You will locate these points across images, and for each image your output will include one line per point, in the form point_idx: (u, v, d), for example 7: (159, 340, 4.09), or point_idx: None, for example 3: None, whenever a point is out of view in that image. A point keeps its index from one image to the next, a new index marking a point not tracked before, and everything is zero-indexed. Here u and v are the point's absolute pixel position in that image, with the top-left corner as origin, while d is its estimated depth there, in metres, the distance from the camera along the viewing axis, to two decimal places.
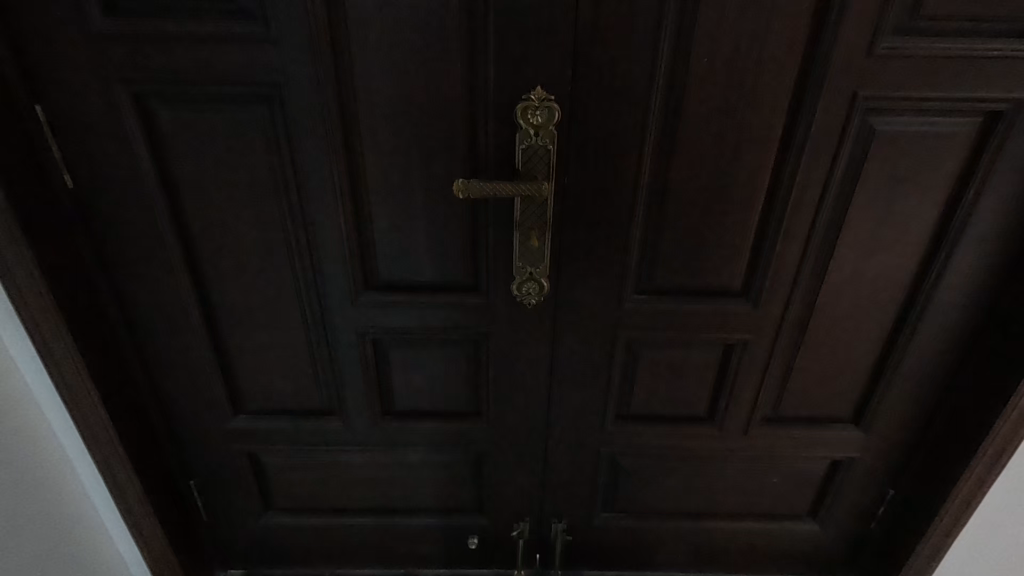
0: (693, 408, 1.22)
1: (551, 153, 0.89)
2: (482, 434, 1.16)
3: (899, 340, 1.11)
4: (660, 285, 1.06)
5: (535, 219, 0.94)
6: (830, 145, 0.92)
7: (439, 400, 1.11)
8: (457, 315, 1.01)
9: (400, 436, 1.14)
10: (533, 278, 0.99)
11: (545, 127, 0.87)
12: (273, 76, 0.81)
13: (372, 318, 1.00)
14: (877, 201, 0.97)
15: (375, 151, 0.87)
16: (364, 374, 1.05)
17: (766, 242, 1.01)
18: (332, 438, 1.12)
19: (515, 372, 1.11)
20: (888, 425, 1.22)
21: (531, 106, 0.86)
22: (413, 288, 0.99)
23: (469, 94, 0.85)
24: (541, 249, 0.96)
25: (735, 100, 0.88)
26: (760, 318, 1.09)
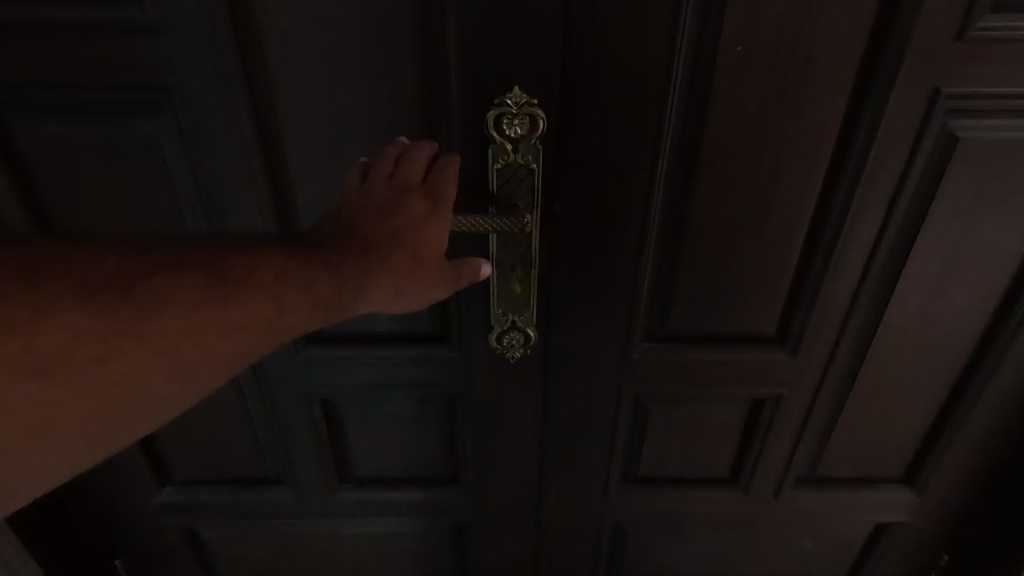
0: (713, 472, 0.99)
1: (534, 174, 0.68)
2: (458, 496, 1.00)
3: (969, 391, 0.89)
4: (675, 332, 0.83)
5: (516, 257, 0.74)
6: (899, 156, 0.70)
7: (404, 465, 0.96)
8: (418, 374, 0.85)
9: (361, 506, 1.00)
10: (518, 328, 0.79)
11: (527, 142, 0.66)
12: (158, 79, 0.63)
13: (317, 380, 0.86)
14: (956, 225, 0.75)
15: (306, 171, 0.69)
16: (313, 432, 0.91)
17: (809, 278, 0.79)
18: (282, 503, 0.99)
19: (494, 430, 0.92)
20: (945, 486, 1.01)
21: (509, 113, 0.65)
22: (368, 338, 0.83)
23: (419, 100, 0.65)
24: (528, 293, 0.76)
25: (774, 100, 0.67)
26: (798, 369, 0.87)
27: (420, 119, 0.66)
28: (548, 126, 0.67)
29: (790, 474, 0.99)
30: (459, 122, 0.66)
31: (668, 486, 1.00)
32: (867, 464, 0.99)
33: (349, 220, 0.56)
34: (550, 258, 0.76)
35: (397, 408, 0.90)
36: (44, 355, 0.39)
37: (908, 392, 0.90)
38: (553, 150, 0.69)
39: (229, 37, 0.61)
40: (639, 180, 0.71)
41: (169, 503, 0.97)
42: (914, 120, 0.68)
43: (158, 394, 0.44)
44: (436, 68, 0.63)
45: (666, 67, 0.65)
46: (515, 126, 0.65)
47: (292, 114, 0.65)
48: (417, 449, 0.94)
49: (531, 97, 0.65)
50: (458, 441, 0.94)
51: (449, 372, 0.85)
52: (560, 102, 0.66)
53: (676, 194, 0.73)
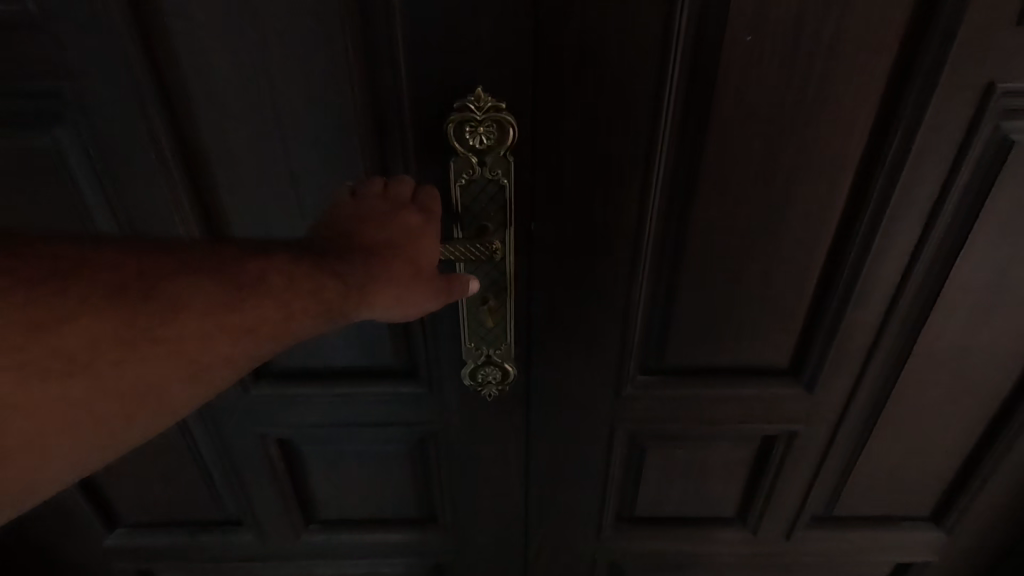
0: (718, 510, 0.89)
1: (506, 191, 0.58)
2: (435, 539, 0.91)
3: (1013, 428, 0.78)
4: (673, 364, 0.73)
5: (488, 284, 0.64)
6: (938, 164, 0.59)
7: (375, 506, 0.88)
8: (385, 412, 0.76)
9: (331, 549, 0.92)
10: (495, 362, 0.69)
11: (495, 153, 0.57)
12: (56, 84, 0.53)
13: (272, 419, 0.76)
14: (1004, 244, 0.64)
15: (242, 190, 0.60)
16: (272, 474, 0.82)
17: (830, 303, 0.68)
18: (245, 547, 0.91)
19: (472, 470, 0.82)
20: (979, 526, 0.90)
21: (472, 120, 0.55)
22: (325, 376, 0.73)
23: (366, 106, 0.55)
24: (504, 324, 0.66)
25: (792, 101, 0.56)
26: (815, 404, 0.76)
27: (369, 127, 0.56)
28: (521, 134, 0.57)
29: (804, 515, 0.89)
30: (415, 131, 0.57)
31: (668, 528, 0.91)
32: (890, 504, 0.89)
33: (343, 224, 0.50)
34: (529, 284, 0.67)
35: (364, 448, 0.81)
36: (62, 351, 0.36)
37: (940, 428, 0.80)
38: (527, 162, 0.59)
39: (134, 35, 0.51)
40: (630, 196, 0.61)
41: (121, 548, 0.89)
42: (959, 122, 0.57)
43: (166, 392, 0.41)
44: (385, 69, 0.54)
45: (660, 63, 0.54)
46: (480, 135, 0.55)
47: (219, 124, 0.56)
48: (389, 490, 0.86)
49: (499, 100, 0.55)
50: (433, 481, 0.85)
51: (419, 410, 0.76)
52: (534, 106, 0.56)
53: (673, 211, 0.63)
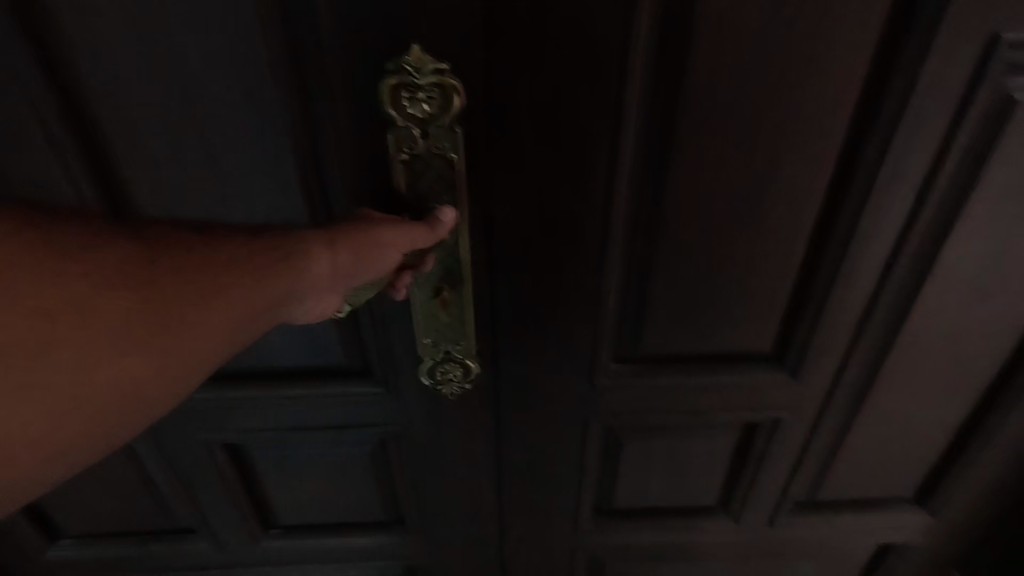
0: (700, 499, 0.85)
1: (455, 166, 0.52)
2: (405, 543, 0.87)
3: (1002, 408, 0.74)
4: (649, 351, 0.68)
5: (441, 274, 0.58)
6: (934, 132, 0.54)
7: (340, 508, 0.83)
8: (339, 414, 0.70)
9: (295, 554, 0.87)
10: (453, 359, 0.63)
11: (438, 123, 0.49)
12: None
13: (216, 425, 0.70)
14: (1004, 216, 0.59)
15: (157, 174, 0.53)
16: (222, 482, 0.77)
17: (816, 282, 0.63)
18: (200, 557, 0.86)
19: (440, 471, 0.77)
20: (965, 505, 0.87)
21: (411, 84, 0.48)
22: (270, 376, 0.67)
23: (287, 72, 0.48)
24: (461, 317, 0.61)
25: (776, 61, 0.50)
26: (800, 388, 0.72)
27: (294, 96, 0.50)
28: (469, 101, 0.51)
29: (787, 501, 0.86)
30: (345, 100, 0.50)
31: (649, 518, 0.87)
32: (874, 487, 0.86)
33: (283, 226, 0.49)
34: (490, 269, 0.60)
35: (321, 450, 0.75)
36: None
37: (928, 409, 0.76)
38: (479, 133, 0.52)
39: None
40: (598, 170, 0.55)
41: (65, 560, 0.84)
42: (957, 82, 0.51)
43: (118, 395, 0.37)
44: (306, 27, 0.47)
45: (627, 16, 0.47)
46: (420, 102, 0.48)
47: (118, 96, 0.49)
48: (353, 492, 0.80)
49: (443, 62, 0.48)
50: (398, 482, 0.80)
51: (376, 411, 0.71)
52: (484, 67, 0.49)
53: (645, 187, 0.57)
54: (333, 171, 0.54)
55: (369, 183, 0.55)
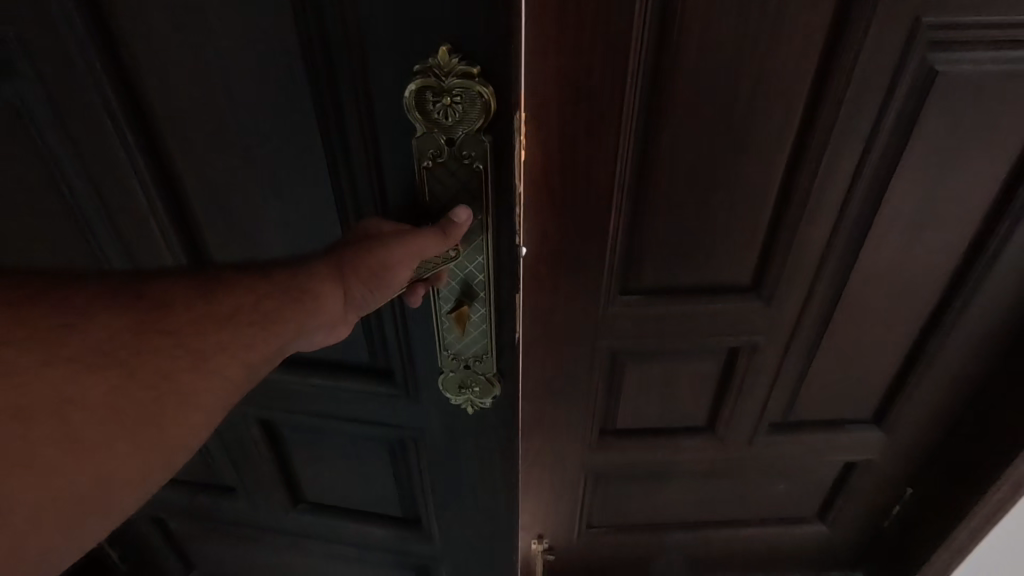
0: (690, 419, 1.00)
1: (481, 171, 0.52)
2: (412, 528, 0.97)
3: (940, 333, 0.90)
4: (648, 283, 0.82)
5: (461, 287, 0.61)
6: (876, 96, 0.68)
7: (361, 495, 0.97)
8: (362, 410, 0.82)
9: (321, 523, 1.02)
10: (472, 370, 0.69)
11: (465, 128, 0.50)
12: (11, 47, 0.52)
13: (260, 406, 0.87)
14: (933, 163, 0.73)
15: (212, 160, 0.58)
16: (267, 451, 0.94)
17: (786, 222, 0.77)
18: (249, 515, 1.05)
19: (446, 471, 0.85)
20: (913, 422, 1.03)
21: (438, 88, 0.48)
22: (302, 372, 0.80)
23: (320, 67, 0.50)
24: (478, 334, 0.64)
25: (750, 35, 0.63)
26: (773, 316, 0.86)
27: (323, 91, 0.51)
28: (497, 108, 0.49)
29: (764, 421, 1.01)
30: (372, 108, 0.51)
31: (647, 437, 1.02)
32: (837, 409, 1.01)
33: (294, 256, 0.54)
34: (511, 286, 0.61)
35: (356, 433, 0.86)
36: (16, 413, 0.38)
37: (880, 336, 0.91)
38: (502, 144, 0.52)
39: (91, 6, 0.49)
40: (610, 130, 0.69)
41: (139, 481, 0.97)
42: (891, 56, 0.65)
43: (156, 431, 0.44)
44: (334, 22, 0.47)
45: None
46: (446, 107, 0.49)
47: (180, 102, 0.54)
48: (373, 484, 0.94)
49: (467, 65, 0.47)
50: (409, 480, 0.91)
51: (389, 411, 0.81)
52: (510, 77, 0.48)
53: (647, 141, 0.71)
54: (360, 173, 0.55)
55: (394, 190, 0.55)
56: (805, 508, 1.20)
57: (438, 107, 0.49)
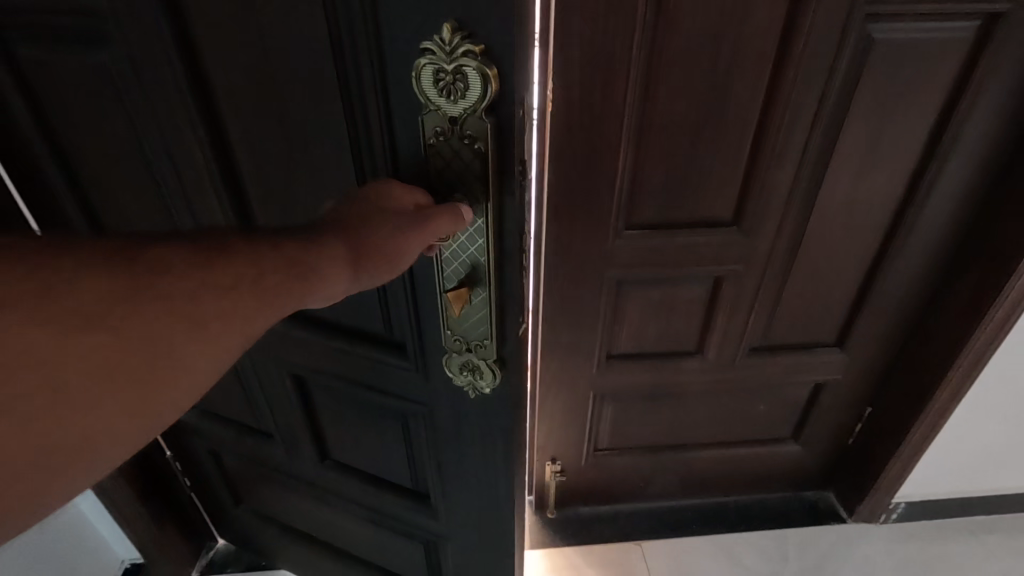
0: (682, 343, 1.18)
1: (481, 151, 0.53)
2: (416, 504, 0.98)
3: (886, 262, 1.08)
4: (649, 219, 1.00)
5: (463, 268, 0.61)
6: (825, 59, 0.86)
7: (378, 463, 0.98)
8: (379, 378, 0.83)
9: (337, 484, 1.05)
10: (474, 354, 0.69)
11: (467, 108, 0.51)
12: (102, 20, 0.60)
13: (290, 360, 0.91)
14: (874, 115, 0.92)
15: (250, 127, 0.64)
16: (292, 407, 0.98)
17: (759, 165, 0.95)
18: (275, 464, 1.11)
19: (450, 454, 0.85)
20: (868, 344, 1.22)
21: (442, 66, 0.49)
22: (331, 329, 0.82)
23: (344, 48, 0.54)
24: (481, 317, 0.63)
25: (729, 9, 0.82)
26: (750, 247, 1.04)
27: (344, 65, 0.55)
28: (499, 88, 0.50)
29: (745, 344, 1.19)
30: (387, 87, 0.54)
31: (647, 359, 1.19)
32: (807, 334, 1.20)
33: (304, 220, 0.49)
34: (511, 270, 0.61)
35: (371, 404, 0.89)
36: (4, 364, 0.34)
37: (840, 266, 1.10)
38: (501, 125, 0.52)
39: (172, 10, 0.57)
40: (617, 85, 0.86)
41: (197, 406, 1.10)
42: (836, 26, 0.83)
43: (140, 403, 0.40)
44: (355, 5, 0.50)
45: None
46: (451, 85, 0.50)
47: (230, 76, 0.60)
48: (385, 455, 0.95)
49: (469, 45, 0.48)
50: (419, 455, 0.91)
51: (405, 382, 0.81)
52: (510, 58, 0.49)
53: (648, 95, 0.88)
54: (377, 145, 0.58)
55: (405, 164, 0.58)
56: (781, 429, 1.38)
57: (443, 86, 0.51)
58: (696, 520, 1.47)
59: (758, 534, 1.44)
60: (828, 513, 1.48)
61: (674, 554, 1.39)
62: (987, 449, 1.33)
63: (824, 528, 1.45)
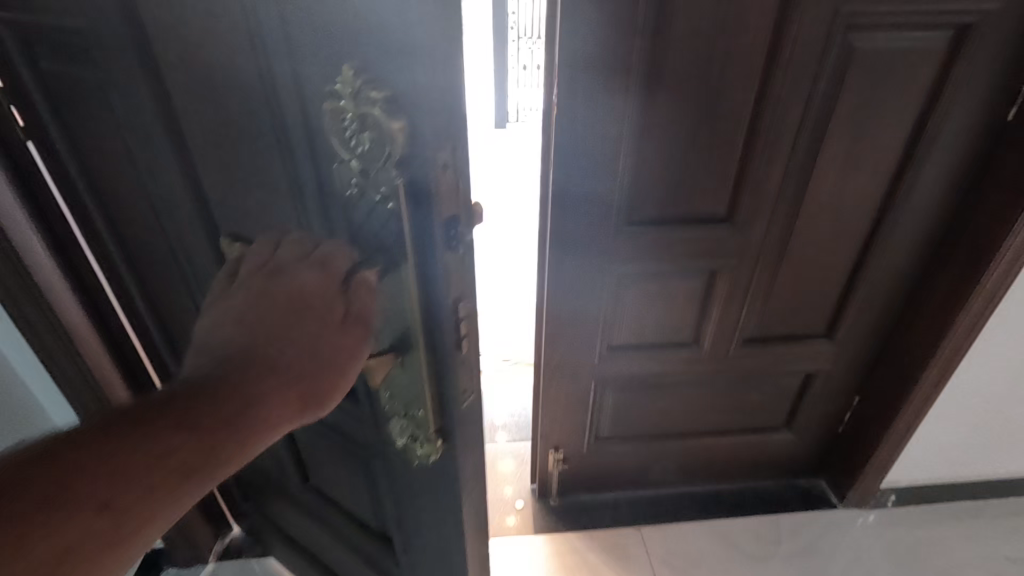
0: (679, 334, 1.24)
1: (395, 217, 0.43)
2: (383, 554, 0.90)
3: (871, 255, 1.15)
4: (648, 215, 1.07)
5: (385, 337, 0.50)
6: (811, 65, 0.93)
7: (351, 504, 0.92)
8: (343, 423, 0.77)
9: (319, 509, 1.03)
10: (409, 432, 0.56)
11: (376, 166, 0.42)
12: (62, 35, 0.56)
13: None
14: (856, 118, 0.99)
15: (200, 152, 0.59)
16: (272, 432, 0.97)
17: (751, 164, 1.02)
18: (267, 478, 1.11)
19: (405, 522, 0.74)
20: (855, 335, 1.29)
21: (348, 115, 0.42)
22: None
23: (267, 98, 0.48)
24: (410, 392, 0.52)
25: (720, 19, 0.88)
26: (743, 242, 1.10)
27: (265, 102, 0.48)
28: (407, 145, 0.40)
29: (740, 335, 1.25)
30: (315, 136, 0.48)
31: (646, 349, 1.25)
32: (798, 325, 1.26)
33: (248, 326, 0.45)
34: (444, 347, 0.49)
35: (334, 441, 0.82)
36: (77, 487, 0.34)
37: (827, 260, 1.16)
38: (422, 184, 0.41)
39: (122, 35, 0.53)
40: (617, 90, 0.93)
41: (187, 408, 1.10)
42: (820, 35, 0.90)
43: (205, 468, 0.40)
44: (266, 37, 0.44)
45: None
46: (357, 137, 0.42)
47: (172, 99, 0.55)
48: (354, 498, 0.89)
49: (375, 92, 0.39)
50: (381, 511, 0.82)
51: (363, 434, 0.74)
52: (428, 107, 0.39)
53: (647, 98, 0.94)
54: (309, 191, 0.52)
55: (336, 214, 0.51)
56: (774, 418, 1.45)
57: (352, 138, 0.42)
58: (693, 506, 1.53)
59: (752, 520, 1.50)
60: (820, 500, 1.55)
61: (672, 539, 1.45)
62: (970, 435, 1.39)
63: (815, 513, 1.51)
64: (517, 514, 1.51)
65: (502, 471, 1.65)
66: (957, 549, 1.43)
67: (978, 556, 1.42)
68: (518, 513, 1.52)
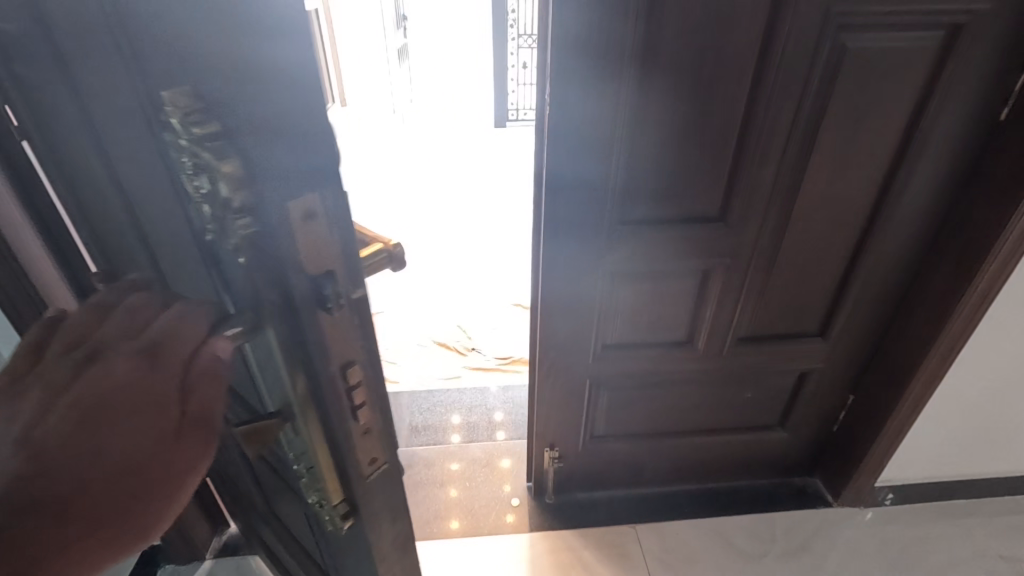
0: (673, 333, 1.25)
1: (248, 271, 0.38)
2: None
3: (864, 255, 1.16)
4: (641, 215, 1.07)
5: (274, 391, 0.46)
6: (803, 65, 0.93)
7: (296, 532, 0.88)
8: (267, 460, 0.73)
9: (279, 533, 1.00)
10: (310, 487, 0.52)
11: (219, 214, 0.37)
12: None
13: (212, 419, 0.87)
14: (849, 118, 0.99)
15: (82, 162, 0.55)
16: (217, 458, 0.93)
17: (744, 164, 1.02)
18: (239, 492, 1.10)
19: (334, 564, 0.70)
20: (849, 334, 1.29)
21: (184, 154, 0.36)
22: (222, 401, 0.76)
23: (130, 131, 0.43)
24: (306, 451, 0.48)
25: (712, 21, 0.88)
26: (736, 241, 1.11)
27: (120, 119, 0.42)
28: (249, 194, 0.35)
29: (734, 334, 1.25)
30: (171, 171, 0.42)
31: (640, 348, 1.26)
32: (792, 324, 1.27)
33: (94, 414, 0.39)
34: (333, 405, 0.46)
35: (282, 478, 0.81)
36: None
37: (821, 259, 1.16)
38: (272, 228, 0.36)
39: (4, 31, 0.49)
40: (609, 90, 0.93)
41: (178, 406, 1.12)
42: (812, 35, 0.90)
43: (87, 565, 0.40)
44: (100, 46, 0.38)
45: None
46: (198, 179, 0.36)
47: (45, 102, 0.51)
48: (298, 528, 0.85)
49: (200, 130, 0.33)
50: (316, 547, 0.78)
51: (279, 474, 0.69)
52: (270, 140, 0.34)
53: (641, 98, 0.95)
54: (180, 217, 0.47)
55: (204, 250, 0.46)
56: (769, 416, 1.45)
57: (194, 180, 0.37)
58: (688, 504, 1.54)
59: (747, 518, 1.50)
60: (816, 498, 1.55)
61: (667, 537, 1.46)
62: (964, 433, 1.40)
63: (811, 512, 1.52)
64: (514, 512, 1.52)
65: (499, 469, 1.66)
66: (952, 547, 1.44)
67: (973, 553, 1.42)
68: (515, 511, 1.53)
